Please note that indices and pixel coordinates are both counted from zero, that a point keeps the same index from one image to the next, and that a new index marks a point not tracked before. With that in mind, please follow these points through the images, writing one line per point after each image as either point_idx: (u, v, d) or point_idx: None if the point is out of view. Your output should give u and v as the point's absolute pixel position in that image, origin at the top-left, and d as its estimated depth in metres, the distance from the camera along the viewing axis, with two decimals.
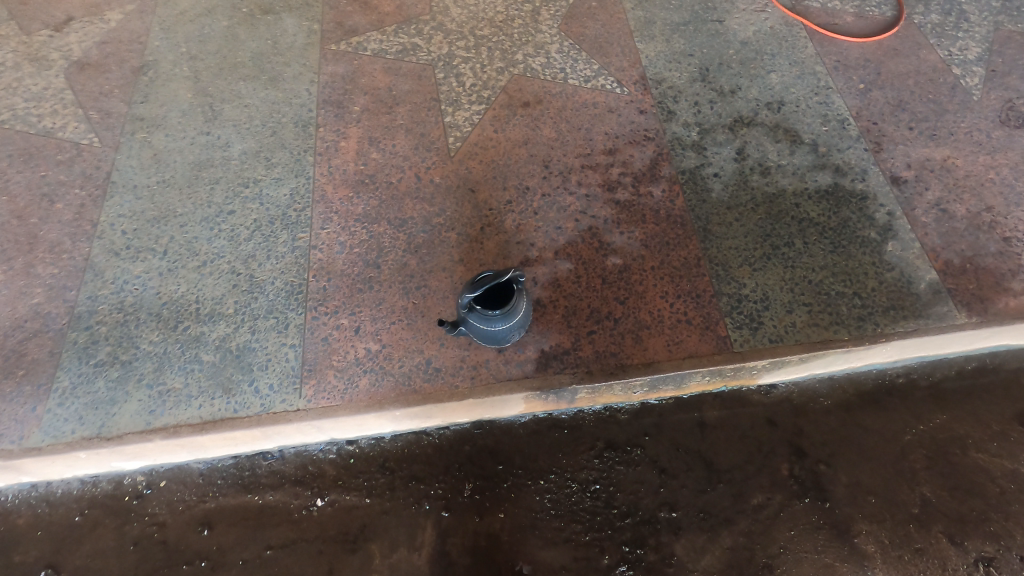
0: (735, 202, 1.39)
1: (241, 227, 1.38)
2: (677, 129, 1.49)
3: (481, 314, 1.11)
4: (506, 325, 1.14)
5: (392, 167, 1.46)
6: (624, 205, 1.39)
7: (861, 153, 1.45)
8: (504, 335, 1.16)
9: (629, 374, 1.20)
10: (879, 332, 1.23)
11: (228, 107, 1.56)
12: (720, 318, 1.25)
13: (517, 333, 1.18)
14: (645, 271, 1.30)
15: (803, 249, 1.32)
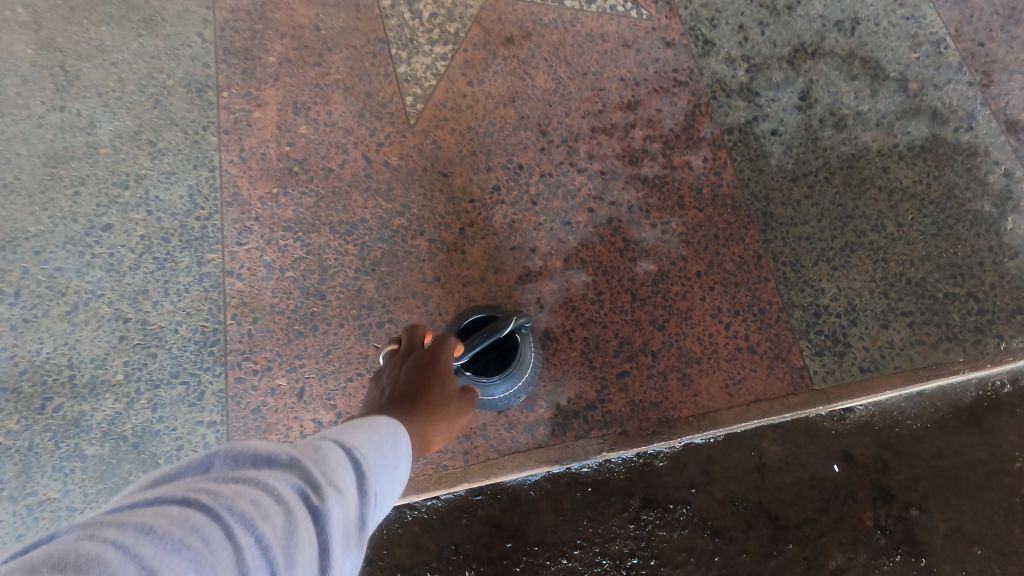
0: (802, 170, 1.02)
1: (123, 249, 0.99)
2: (718, 67, 1.09)
3: (472, 380, 0.80)
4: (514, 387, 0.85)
5: (330, 146, 1.05)
6: (654, 183, 1.02)
7: (965, 89, 1.07)
8: (503, 400, 0.86)
9: (678, 431, 0.92)
10: (1002, 350, 0.93)
11: (89, 66, 1.10)
12: (793, 343, 0.94)
13: (526, 394, 0.89)
14: (688, 279, 0.96)
15: (896, 234, 0.98)
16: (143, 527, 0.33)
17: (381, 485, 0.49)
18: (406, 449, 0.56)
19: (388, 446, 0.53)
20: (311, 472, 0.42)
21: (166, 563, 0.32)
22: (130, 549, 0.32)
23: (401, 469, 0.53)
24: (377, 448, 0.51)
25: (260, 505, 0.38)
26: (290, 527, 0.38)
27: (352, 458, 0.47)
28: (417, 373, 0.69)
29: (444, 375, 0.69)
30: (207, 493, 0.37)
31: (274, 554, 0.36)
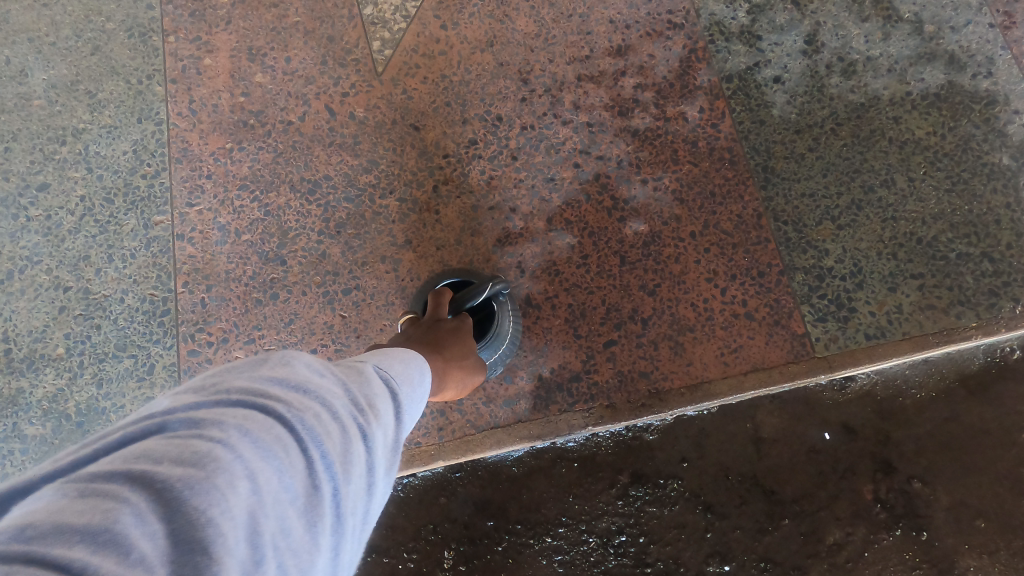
0: (807, 121, 0.94)
1: (62, 211, 0.89)
2: (716, 8, 0.99)
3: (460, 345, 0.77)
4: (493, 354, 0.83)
5: (288, 96, 0.95)
6: (645, 136, 0.93)
7: (985, 31, 0.98)
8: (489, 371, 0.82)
9: (669, 403, 0.85)
10: (1018, 314, 0.86)
11: (16, 7, 0.99)
12: (794, 308, 0.87)
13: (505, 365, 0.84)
14: (682, 240, 0.89)
15: (907, 190, 0.91)
16: (234, 428, 0.33)
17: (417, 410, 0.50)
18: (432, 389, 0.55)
19: (420, 375, 0.53)
20: (364, 391, 0.42)
21: (261, 468, 0.32)
22: (228, 451, 0.32)
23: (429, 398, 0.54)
24: (414, 377, 0.51)
25: (337, 420, 0.38)
26: (361, 444, 0.38)
27: (397, 383, 0.47)
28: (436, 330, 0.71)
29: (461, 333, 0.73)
30: (281, 396, 0.37)
31: (348, 468, 0.37)
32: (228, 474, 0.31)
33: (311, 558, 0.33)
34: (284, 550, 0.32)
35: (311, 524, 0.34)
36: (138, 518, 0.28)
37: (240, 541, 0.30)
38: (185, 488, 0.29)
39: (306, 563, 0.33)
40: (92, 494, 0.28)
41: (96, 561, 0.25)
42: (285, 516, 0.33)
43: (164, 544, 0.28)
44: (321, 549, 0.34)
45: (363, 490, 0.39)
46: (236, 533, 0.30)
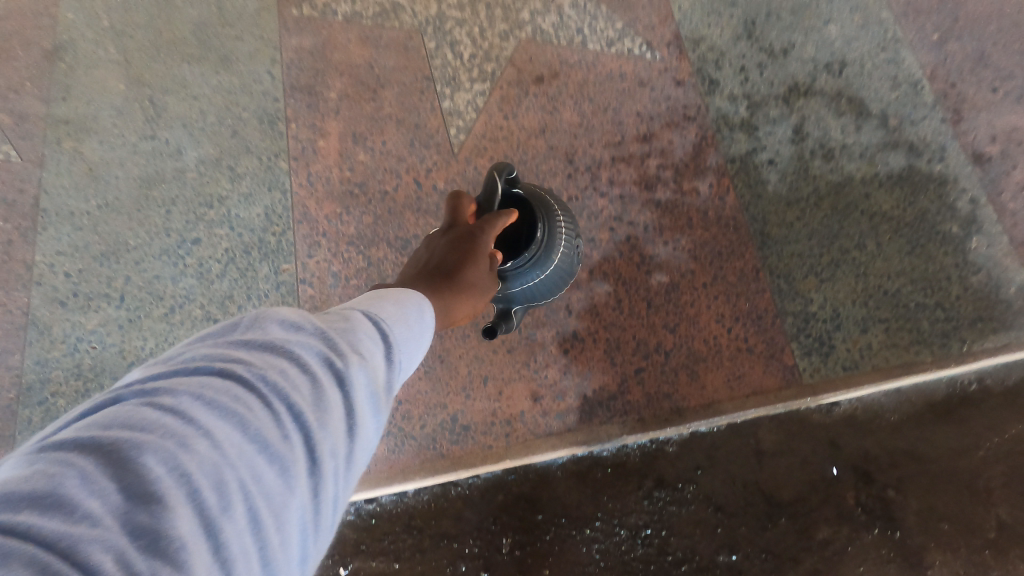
0: (795, 195, 1.18)
1: (211, 260, 1.15)
2: (722, 104, 1.25)
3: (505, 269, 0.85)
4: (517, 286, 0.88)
5: (385, 171, 1.21)
6: (667, 206, 1.17)
7: (938, 125, 1.23)
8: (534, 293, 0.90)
9: (686, 418, 1.07)
10: (965, 351, 1.09)
11: (173, 100, 1.27)
12: (786, 344, 1.09)
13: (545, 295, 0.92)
14: (696, 289, 1.12)
15: (876, 252, 1.14)
16: (188, 395, 0.39)
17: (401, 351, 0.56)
18: (430, 321, 0.65)
19: (404, 319, 0.59)
20: (336, 342, 0.48)
21: (219, 425, 0.38)
22: (183, 414, 0.38)
23: (418, 337, 0.60)
24: (397, 319, 0.58)
25: (302, 372, 0.44)
26: (326, 393, 0.44)
27: (373, 328, 0.54)
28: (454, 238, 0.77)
29: (477, 242, 0.77)
30: (242, 361, 0.43)
31: (313, 416, 0.43)
32: (181, 436, 0.37)
33: (281, 497, 0.39)
34: (254, 494, 0.38)
35: (278, 468, 0.40)
36: (84, 480, 0.33)
37: (202, 488, 0.36)
38: (134, 449, 0.35)
39: (274, 501, 0.39)
40: (46, 457, 0.34)
41: (43, 519, 0.30)
42: (252, 463, 0.39)
43: (114, 500, 0.33)
44: (291, 488, 0.40)
45: (337, 434, 0.44)
46: (198, 482, 0.36)
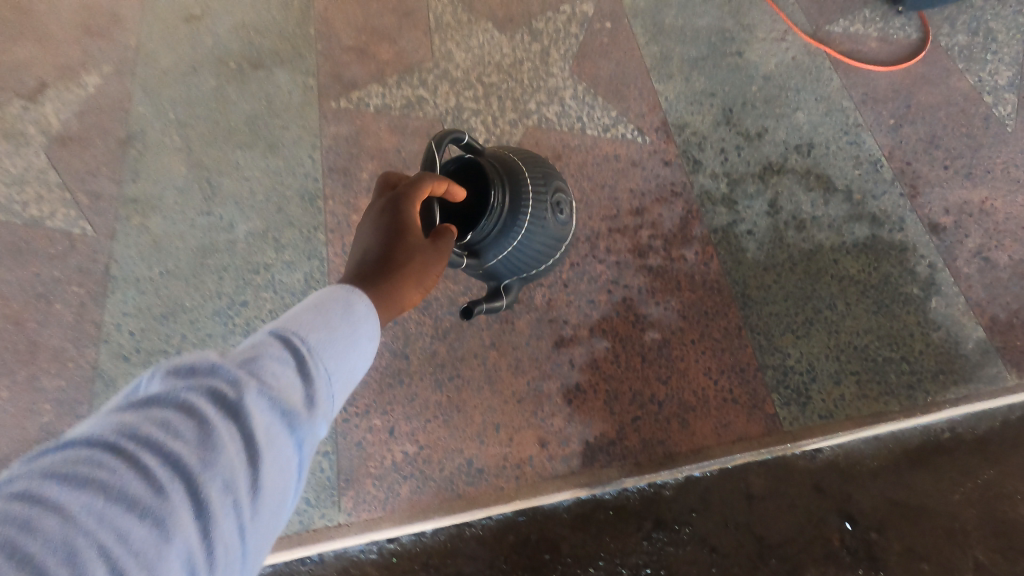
0: (771, 261, 1.34)
1: (257, 319, 1.33)
2: (705, 182, 1.43)
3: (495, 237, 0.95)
4: (495, 248, 0.96)
5: None
6: (658, 271, 1.33)
7: (897, 199, 1.40)
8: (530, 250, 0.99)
9: (679, 462, 1.19)
10: (929, 402, 1.21)
11: (227, 181, 1.46)
12: (767, 395, 1.22)
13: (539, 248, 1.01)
14: (685, 345, 1.26)
15: (845, 311, 1.28)
16: (51, 473, 0.45)
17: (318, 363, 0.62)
18: (362, 309, 0.71)
19: (324, 327, 0.66)
20: (216, 386, 0.54)
21: (77, 498, 0.44)
22: (43, 491, 0.44)
23: (345, 342, 0.66)
24: (312, 333, 0.64)
25: (179, 423, 0.51)
26: (198, 442, 0.50)
27: (278, 350, 0.60)
28: (381, 215, 0.83)
29: (402, 212, 0.81)
30: (110, 429, 0.49)
31: (185, 466, 0.49)
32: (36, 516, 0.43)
33: (154, 549, 0.46)
34: (120, 551, 0.44)
35: (149, 522, 0.46)
36: None
37: (59, 561, 0.42)
38: None
39: (146, 554, 0.45)
40: None
41: None
42: (118, 524, 0.45)
43: None
44: (167, 537, 0.46)
45: (218, 475, 0.50)
46: (52, 555, 0.42)
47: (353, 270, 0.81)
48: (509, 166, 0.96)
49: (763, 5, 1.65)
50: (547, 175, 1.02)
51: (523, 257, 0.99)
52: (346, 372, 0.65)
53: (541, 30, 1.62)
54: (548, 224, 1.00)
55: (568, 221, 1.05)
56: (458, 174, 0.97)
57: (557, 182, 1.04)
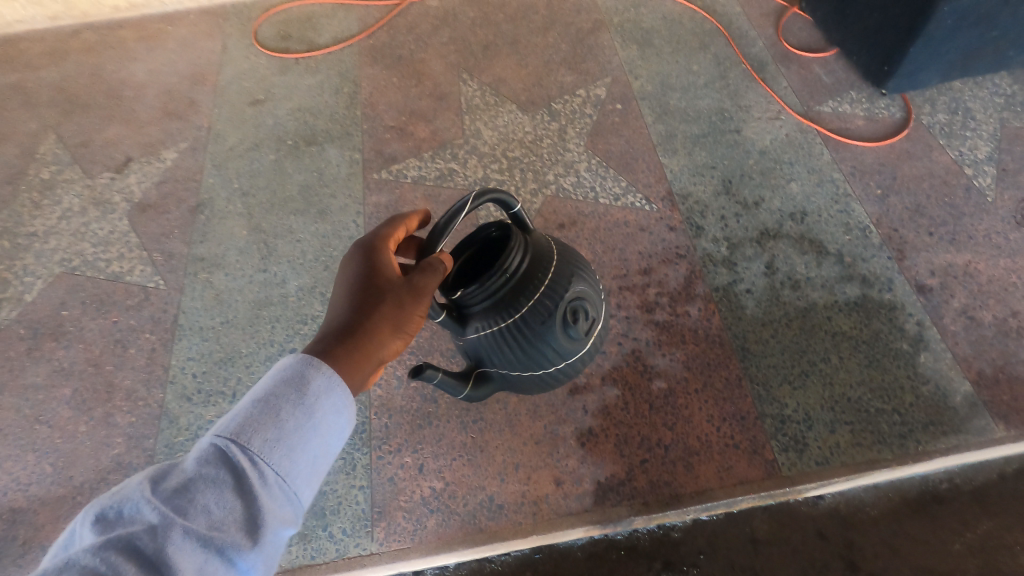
0: (769, 318, 1.46)
1: None
2: (707, 245, 1.58)
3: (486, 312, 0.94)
4: (482, 321, 0.94)
5: None
6: (664, 325, 1.46)
7: (885, 262, 1.52)
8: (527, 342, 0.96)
9: (684, 503, 1.28)
10: (921, 450, 1.29)
11: (282, 242, 1.67)
12: (766, 442, 1.32)
13: (535, 343, 0.97)
14: (690, 394, 1.37)
15: (838, 364, 1.39)
16: None
17: (262, 470, 0.66)
18: (316, 396, 0.72)
19: (273, 423, 0.68)
20: (144, 536, 0.58)
21: None
22: None
23: (298, 435, 0.69)
24: (256, 435, 0.67)
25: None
26: None
27: (216, 469, 0.65)
28: (353, 272, 0.88)
29: (375, 269, 0.86)
30: None
31: None
32: None
33: None
34: None
35: None
36: None
37: None
38: None
39: None
40: None
41: None
42: None
43: None
44: None
45: None
46: None
47: (322, 328, 0.83)
48: (545, 252, 0.97)
49: (758, 89, 1.86)
50: (582, 278, 1.00)
51: (514, 349, 0.97)
52: (303, 464, 0.69)
53: (559, 112, 1.84)
54: (553, 326, 0.95)
55: (580, 335, 0.98)
56: (493, 240, 0.98)
57: (582, 288, 0.99)
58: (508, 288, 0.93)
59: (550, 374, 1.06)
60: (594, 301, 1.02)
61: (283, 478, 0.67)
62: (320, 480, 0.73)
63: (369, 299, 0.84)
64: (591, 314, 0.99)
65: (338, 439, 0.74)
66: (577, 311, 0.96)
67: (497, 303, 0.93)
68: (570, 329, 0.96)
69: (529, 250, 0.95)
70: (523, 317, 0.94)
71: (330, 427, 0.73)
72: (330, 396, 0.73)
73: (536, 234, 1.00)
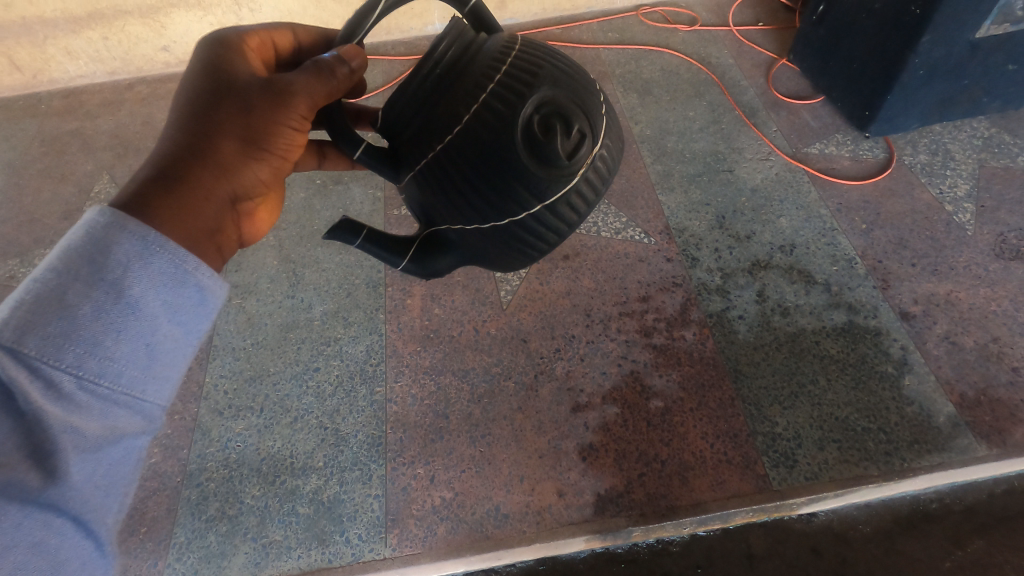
0: (760, 341, 1.56)
1: (326, 383, 1.59)
2: (702, 275, 1.69)
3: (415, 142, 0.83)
4: (418, 151, 0.83)
5: (453, 321, 1.66)
6: (661, 348, 1.57)
7: (871, 291, 1.62)
8: (481, 171, 0.80)
9: (680, 514, 1.34)
10: (905, 467, 1.37)
11: (309, 272, 1.82)
12: (758, 458, 1.40)
13: (489, 174, 0.80)
14: (685, 412, 1.46)
15: (826, 386, 1.47)
16: None
17: (55, 373, 0.61)
18: (116, 281, 0.65)
19: (61, 319, 0.61)
20: None
21: None
22: None
23: (100, 329, 0.63)
24: (34, 336, 0.60)
25: None
26: None
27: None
28: (196, 86, 0.85)
29: (222, 82, 0.85)
30: None
31: None
32: None
33: None
34: None
35: None
36: None
37: None
38: None
39: None
40: None
41: None
42: None
43: None
44: None
45: None
46: None
47: (167, 139, 0.83)
48: (500, 56, 0.80)
49: (749, 132, 2.01)
50: (558, 85, 0.80)
51: (466, 183, 0.82)
52: (120, 357, 0.64)
53: None
54: (516, 145, 0.78)
55: (553, 157, 0.78)
56: None
57: (560, 96, 0.79)
58: (448, 104, 0.80)
59: (528, 236, 0.88)
60: (582, 114, 0.81)
61: (85, 378, 0.62)
62: (158, 364, 0.68)
63: (220, 117, 0.83)
64: (571, 128, 0.79)
65: (169, 324, 0.68)
66: (548, 122, 0.78)
67: (435, 125, 0.80)
68: (539, 147, 0.78)
69: (475, 54, 0.81)
70: (472, 137, 0.79)
71: (152, 311, 0.67)
72: (140, 277, 0.66)
73: (492, 37, 0.85)
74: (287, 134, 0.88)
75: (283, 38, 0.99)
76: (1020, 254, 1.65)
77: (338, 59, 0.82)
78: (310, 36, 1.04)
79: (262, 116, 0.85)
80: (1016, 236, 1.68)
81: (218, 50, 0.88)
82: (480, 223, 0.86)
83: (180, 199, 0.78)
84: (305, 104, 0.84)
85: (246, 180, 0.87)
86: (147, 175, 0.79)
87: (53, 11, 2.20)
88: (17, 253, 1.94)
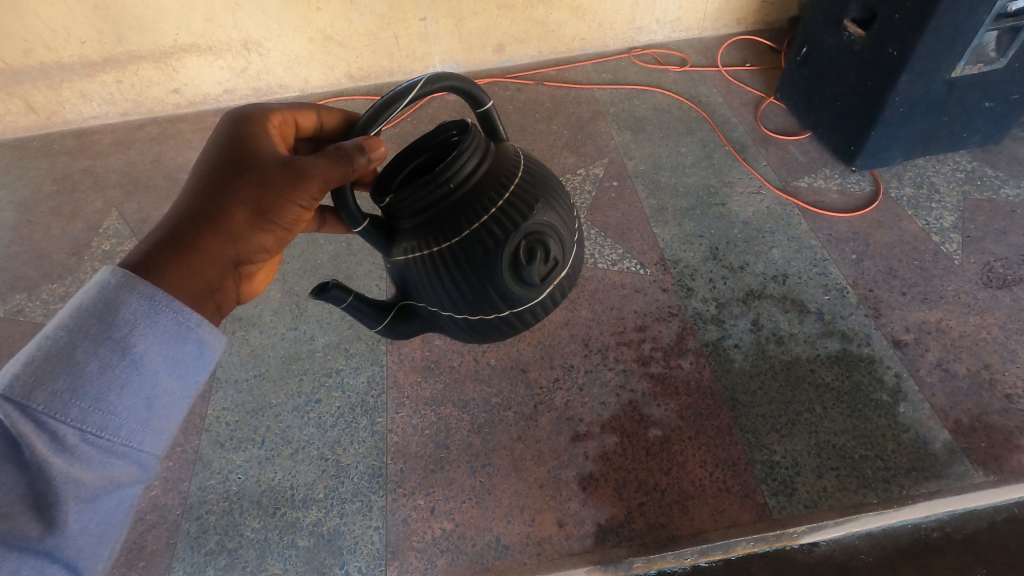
0: (756, 371, 1.58)
1: (327, 414, 1.60)
2: (697, 305, 1.72)
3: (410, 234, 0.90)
4: (413, 241, 0.89)
5: (453, 352, 1.69)
6: (659, 377, 1.59)
7: (863, 319, 1.65)
8: (466, 273, 0.88)
9: (680, 544, 1.33)
10: (904, 495, 1.36)
11: (312, 304, 1.85)
12: (757, 486, 1.40)
13: (472, 277, 0.88)
14: (683, 441, 1.47)
15: (823, 414, 1.49)
16: None
17: (60, 426, 0.64)
18: (121, 339, 0.68)
19: (67, 375, 0.64)
20: None
21: None
22: None
23: (104, 385, 0.66)
24: (42, 391, 0.63)
25: None
26: None
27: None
28: (217, 155, 0.90)
29: (242, 155, 0.90)
30: None
31: None
32: None
33: None
34: None
35: None
36: None
37: None
38: None
39: None
40: None
41: None
42: None
43: None
44: None
45: None
46: None
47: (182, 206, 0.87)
48: (505, 175, 0.87)
49: (740, 167, 2.08)
50: (547, 212, 0.89)
51: (451, 279, 0.89)
52: (121, 410, 0.68)
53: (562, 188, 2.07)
54: (502, 261, 0.86)
55: (530, 277, 0.87)
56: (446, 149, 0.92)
57: (548, 224, 0.88)
58: (450, 210, 0.86)
59: (493, 327, 0.97)
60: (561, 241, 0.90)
61: (88, 432, 0.65)
62: (157, 416, 0.72)
63: (234, 188, 0.87)
64: (550, 255, 0.88)
65: (170, 377, 0.72)
66: (533, 249, 0.86)
67: (433, 225, 0.87)
68: (520, 269, 0.86)
69: (488, 167, 0.88)
70: (465, 245, 0.86)
71: (154, 366, 0.70)
72: (146, 333, 0.70)
73: (502, 153, 0.91)
74: (296, 211, 0.91)
75: (307, 119, 1.05)
76: (1008, 282, 1.69)
77: (359, 148, 0.86)
78: (337, 114, 1.10)
79: (276, 193, 0.88)
80: (1003, 265, 1.73)
81: (245, 126, 0.94)
82: (453, 312, 0.94)
83: (185, 267, 0.81)
84: (318, 185, 0.87)
85: (252, 248, 0.90)
86: (159, 237, 0.83)
87: (70, 56, 2.29)
88: (25, 288, 1.97)
